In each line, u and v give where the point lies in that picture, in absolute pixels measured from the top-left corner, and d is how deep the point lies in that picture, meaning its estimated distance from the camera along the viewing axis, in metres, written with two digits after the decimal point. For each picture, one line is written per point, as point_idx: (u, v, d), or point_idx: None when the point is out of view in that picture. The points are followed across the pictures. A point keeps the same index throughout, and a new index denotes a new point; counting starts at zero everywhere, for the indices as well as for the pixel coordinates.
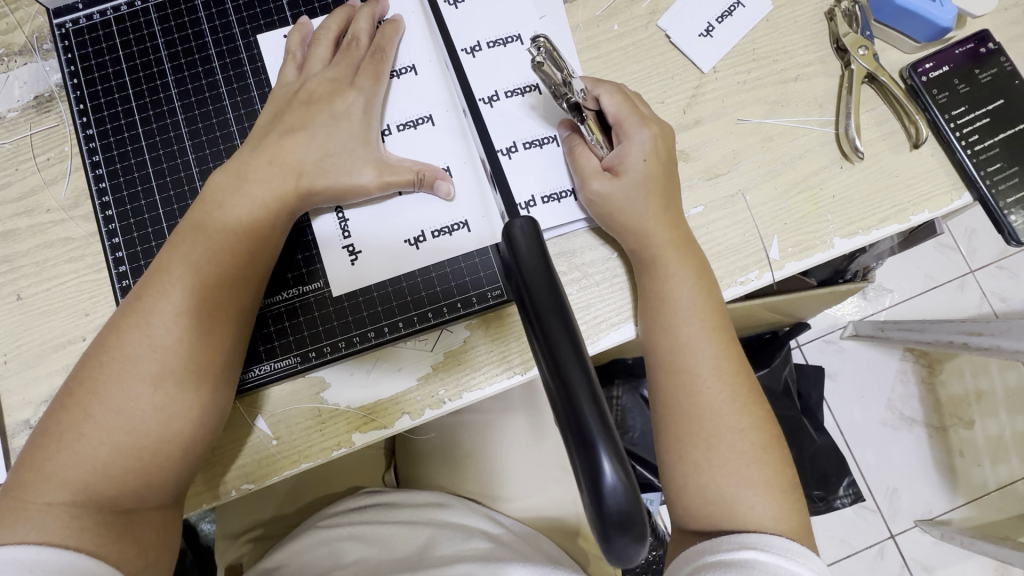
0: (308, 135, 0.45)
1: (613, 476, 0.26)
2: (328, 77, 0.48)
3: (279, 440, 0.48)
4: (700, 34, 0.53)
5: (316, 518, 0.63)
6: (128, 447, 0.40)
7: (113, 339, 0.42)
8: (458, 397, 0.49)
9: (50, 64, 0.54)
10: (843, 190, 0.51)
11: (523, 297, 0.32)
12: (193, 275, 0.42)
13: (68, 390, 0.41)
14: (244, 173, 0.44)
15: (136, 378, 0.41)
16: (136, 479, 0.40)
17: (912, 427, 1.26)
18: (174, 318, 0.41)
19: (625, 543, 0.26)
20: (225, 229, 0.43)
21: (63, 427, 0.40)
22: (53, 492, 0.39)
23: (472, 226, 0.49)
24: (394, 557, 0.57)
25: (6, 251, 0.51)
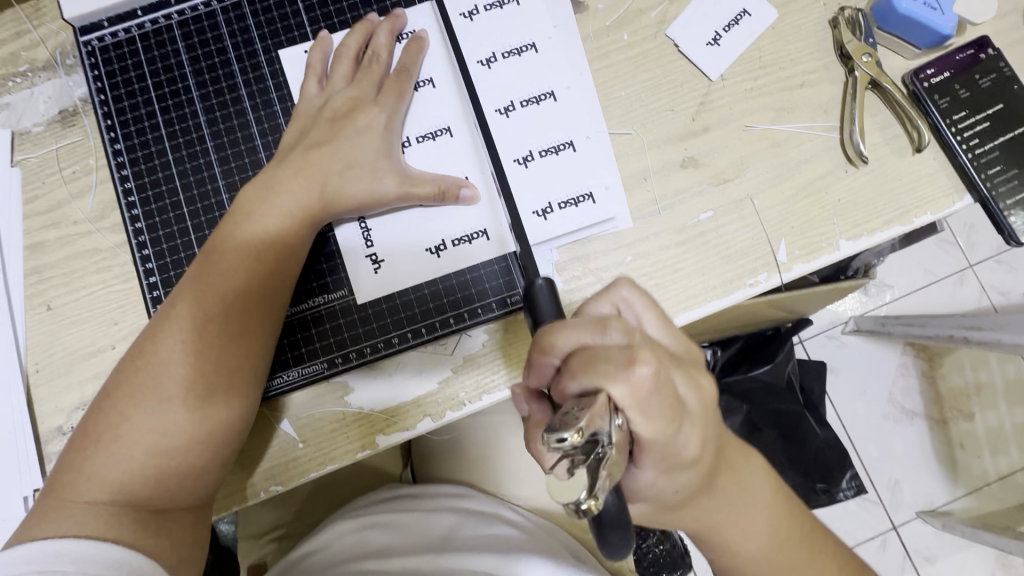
0: (333, 149, 0.47)
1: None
2: (351, 92, 0.49)
3: (306, 443, 0.50)
4: (707, 43, 0.55)
5: (347, 508, 0.67)
6: (161, 449, 0.42)
7: (147, 344, 0.43)
8: (479, 398, 0.51)
9: (73, 79, 0.55)
10: (848, 194, 0.53)
11: None
12: (222, 283, 0.44)
13: (104, 393, 0.43)
14: (271, 186, 0.46)
15: (168, 381, 0.42)
16: (170, 478, 0.42)
17: (913, 420, 1.28)
18: (204, 323, 0.43)
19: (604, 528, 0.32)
20: (254, 238, 0.45)
21: (100, 430, 0.42)
22: (92, 491, 0.40)
23: (491, 233, 0.50)
24: (421, 539, 0.60)
25: (36, 263, 0.53)
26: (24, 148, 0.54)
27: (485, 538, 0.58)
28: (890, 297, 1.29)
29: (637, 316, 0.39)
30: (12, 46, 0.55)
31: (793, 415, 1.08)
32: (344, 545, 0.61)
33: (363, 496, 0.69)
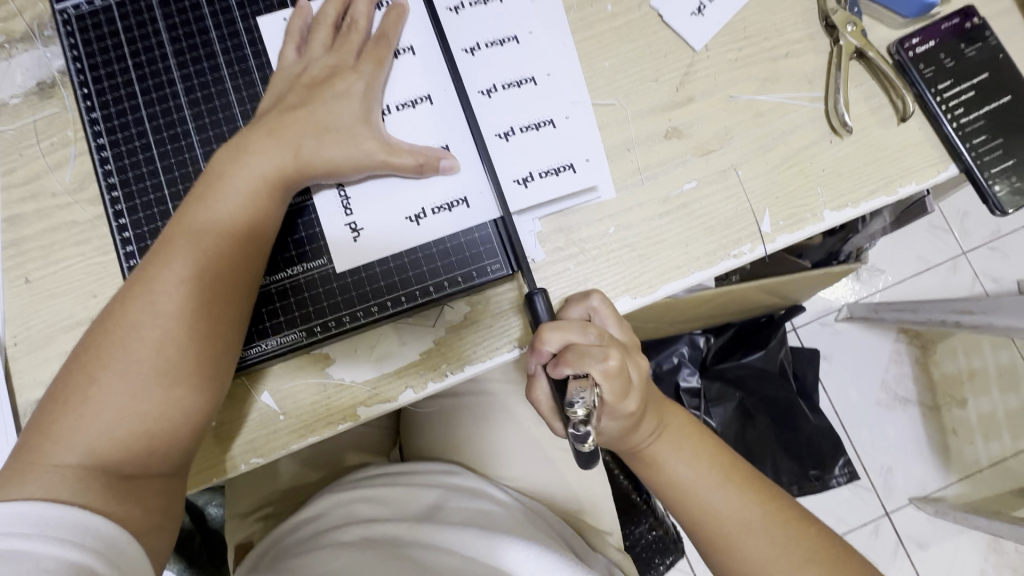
0: (310, 113, 0.46)
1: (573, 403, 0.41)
2: (329, 58, 0.49)
3: (286, 415, 0.50)
4: (692, 13, 0.54)
5: (333, 485, 0.66)
6: (133, 412, 0.41)
7: (118, 306, 0.43)
8: (461, 369, 0.50)
9: (51, 51, 0.55)
10: (833, 164, 0.52)
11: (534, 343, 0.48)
12: (198, 246, 0.43)
13: (75, 356, 0.42)
14: (246, 150, 0.45)
15: (140, 344, 0.42)
16: (141, 441, 0.41)
17: (905, 406, 1.28)
18: (176, 286, 0.42)
19: None
20: (229, 204, 0.44)
21: (70, 393, 0.41)
22: (61, 454, 0.40)
23: (471, 202, 0.50)
24: (405, 512, 0.59)
25: (13, 236, 0.52)
26: (1, 120, 0.54)
27: (470, 515, 0.58)
28: (883, 283, 1.29)
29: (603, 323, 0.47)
30: None
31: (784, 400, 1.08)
32: (327, 518, 0.60)
33: (353, 471, 0.68)
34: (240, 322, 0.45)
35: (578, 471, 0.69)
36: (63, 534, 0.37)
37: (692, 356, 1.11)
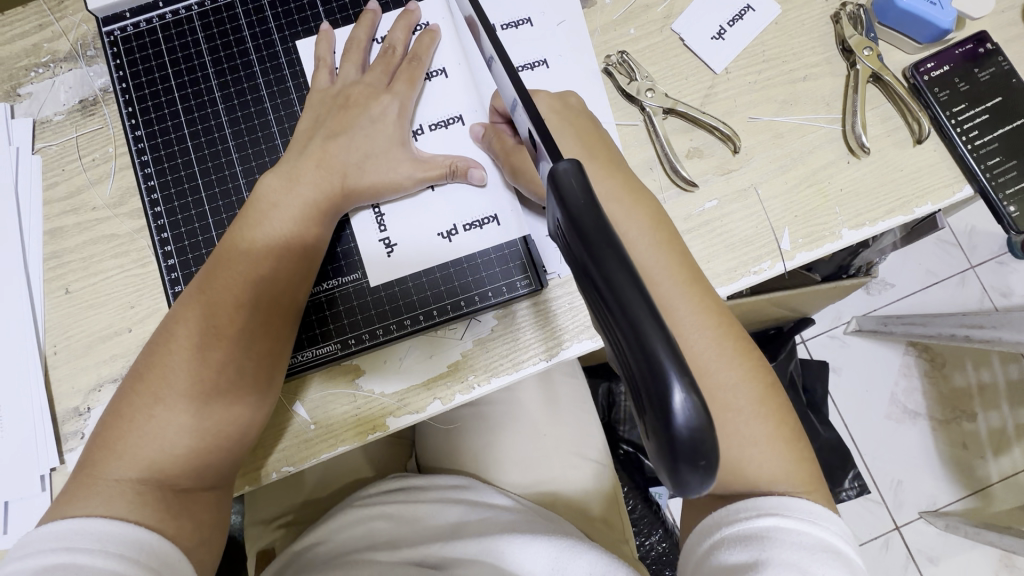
0: (350, 138, 0.49)
1: (685, 406, 0.23)
2: (363, 82, 0.51)
3: (317, 425, 0.51)
4: (712, 37, 0.56)
5: (351, 499, 0.66)
6: (195, 428, 0.43)
7: (177, 328, 0.44)
8: (487, 381, 0.52)
9: (93, 70, 0.57)
10: (850, 184, 0.54)
11: (592, 286, 0.27)
12: (254, 266, 0.46)
13: (137, 374, 0.44)
14: (294, 175, 0.48)
15: (199, 365, 0.43)
16: (199, 458, 0.43)
17: (915, 419, 1.28)
18: (235, 310, 0.44)
19: (693, 479, 0.25)
20: (280, 232, 0.46)
21: (133, 409, 0.43)
22: (124, 469, 0.42)
23: (501, 219, 0.51)
24: (428, 531, 0.59)
25: (55, 248, 0.54)
26: (45, 136, 0.56)
27: (493, 526, 0.58)
28: (892, 296, 1.30)
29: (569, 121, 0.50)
30: (35, 38, 0.57)
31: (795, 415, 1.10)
32: (350, 536, 0.61)
33: (367, 486, 0.68)
34: (289, 339, 0.47)
35: (596, 481, 0.70)
36: (122, 550, 0.38)
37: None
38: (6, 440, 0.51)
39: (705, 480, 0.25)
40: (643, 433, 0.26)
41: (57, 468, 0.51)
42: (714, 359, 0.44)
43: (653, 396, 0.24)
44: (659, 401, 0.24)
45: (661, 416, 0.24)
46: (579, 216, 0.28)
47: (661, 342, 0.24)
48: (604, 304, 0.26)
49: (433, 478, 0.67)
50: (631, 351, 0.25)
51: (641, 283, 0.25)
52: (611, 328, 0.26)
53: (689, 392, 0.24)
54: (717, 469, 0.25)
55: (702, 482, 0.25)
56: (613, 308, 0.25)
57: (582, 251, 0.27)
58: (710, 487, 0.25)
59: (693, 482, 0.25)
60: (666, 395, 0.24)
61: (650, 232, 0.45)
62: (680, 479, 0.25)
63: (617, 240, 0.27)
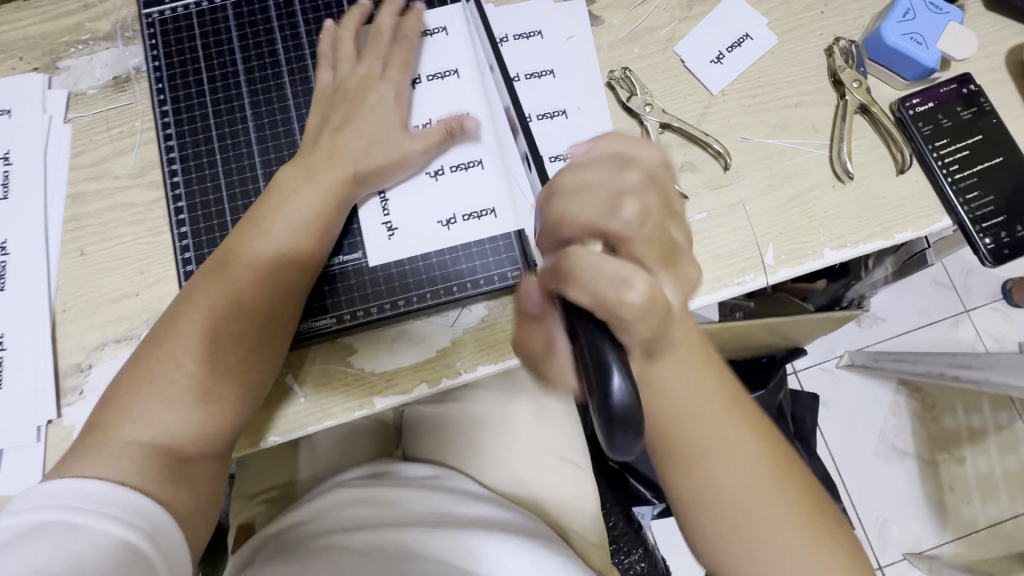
0: (353, 127, 0.52)
1: (619, 385, 0.31)
2: (358, 73, 0.54)
3: (307, 397, 0.53)
4: (711, 61, 0.59)
5: (334, 483, 0.68)
6: (200, 399, 0.45)
7: (194, 301, 0.47)
8: (474, 368, 0.54)
9: (129, 50, 0.61)
10: (835, 207, 0.56)
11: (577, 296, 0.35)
12: (265, 271, 0.48)
13: (152, 344, 0.47)
14: (308, 168, 0.51)
15: (211, 337, 0.46)
16: (200, 428, 0.45)
17: (903, 459, 1.28)
18: (250, 286, 0.48)
19: (623, 439, 0.31)
20: (296, 216, 0.49)
21: (143, 376, 0.45)
22: (129, 434, 0.44)
23: (499, 213, 0.54)
24: (408, 516, 0.60)
25: (76, 211, 0.57)
26: (78, 107, 0.59)
27: (474, 519, 0.59)
28: (885, 332, 1.31)
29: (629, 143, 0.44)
30: (79, 17, 0.61)
31: None
32: (326, 520, 0.61)
33: (351, 471, 0.70)
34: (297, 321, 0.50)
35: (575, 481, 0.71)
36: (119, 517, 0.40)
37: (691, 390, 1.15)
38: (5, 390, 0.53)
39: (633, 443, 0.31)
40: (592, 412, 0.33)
41: (54, 421, 0.53)
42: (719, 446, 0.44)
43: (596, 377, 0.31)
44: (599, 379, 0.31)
45: (603, 393, 0.31)
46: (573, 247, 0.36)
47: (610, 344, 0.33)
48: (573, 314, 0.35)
49: (412, 469, 0.69)
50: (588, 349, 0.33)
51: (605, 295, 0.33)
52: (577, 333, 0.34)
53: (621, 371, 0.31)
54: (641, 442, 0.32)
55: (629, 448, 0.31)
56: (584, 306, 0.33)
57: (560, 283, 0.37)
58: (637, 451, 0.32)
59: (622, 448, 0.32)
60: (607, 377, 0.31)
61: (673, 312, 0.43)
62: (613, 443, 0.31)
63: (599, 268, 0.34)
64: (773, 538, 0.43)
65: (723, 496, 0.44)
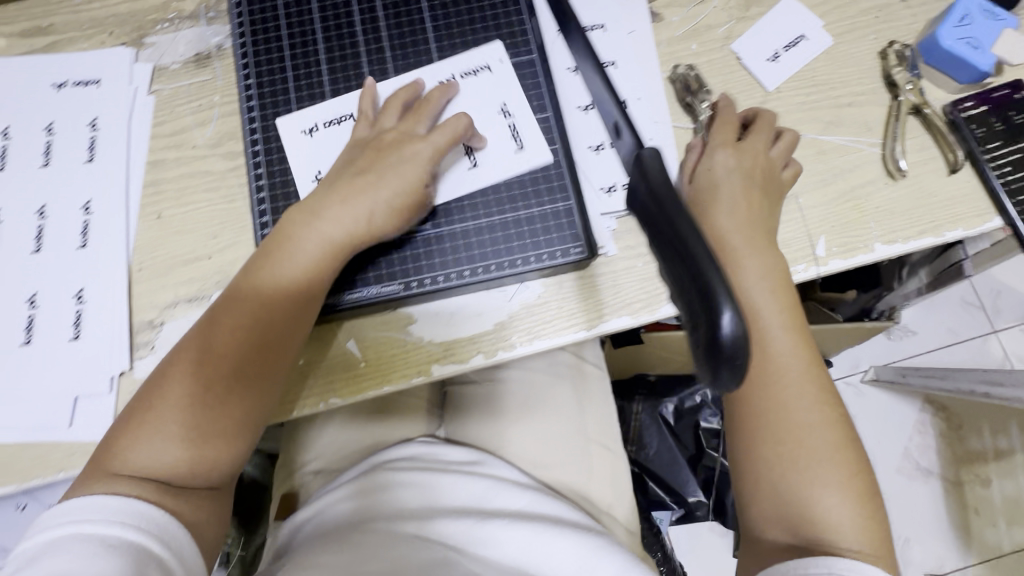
0: (375, 177, 0.51)
1: (730, 319, 0.25)
2: (398, 128, 0.54)
3: (367, 362, 0.55)
4: (768, 59, 0.61)
5: (371, 462, 0.68)
6: (196, 427, 0.46)
7: (201, 329, 0.49)
8: (529, 342, 0.55)
9: (211, 29, 0.64)
10: (886, 204, 0.58)
11: (649, 219, 0.31)
12: (246, 309, 0.49)
13: (159, 373, 0.48)
14: (319, 212, 0.51)
15: (212, 365, 0.47)
16: (197, 453, 0.47)
17: (927, 477, 1.27)
18: (248, 316, 0.49)
19: (727, 378, 0.26)
20: (302, 253, 0.50)
21: (147, 405, 0.47)
22: (128, 461, 0.45)
23: (567, 193, 0.55)
24: (451, 502, 0.61)
25: (154, 177, 0.60)
26: (162, 80, 0.63)
27: (517, 508, 0.60)
28: (913, 348, 1.31)
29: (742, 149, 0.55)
30: None
31: None
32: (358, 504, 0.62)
33: (387, 450, 0.70)
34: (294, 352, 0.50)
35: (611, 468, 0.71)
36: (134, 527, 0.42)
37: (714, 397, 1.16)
38: (82, 341, 0.56)
39: (735, 382, 0.27)
40: (687, 348, 0.28)
41: (125, 373, 0.56)
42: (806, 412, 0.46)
43: (701, 309, 0.27)
44: (707, 313, 0.26)
45: (708, 332, 0.26)
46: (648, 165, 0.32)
47: (721, 282, 0.26)
48: (666, 240, 0.29)
49: (440, 450, 0.69)
50: (692, 284, 0.27)
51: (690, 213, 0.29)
52: (673, 263, 0.29)
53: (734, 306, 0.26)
54: (744, 384, 0.27)
55: (729, 387, 0.27)
56: (664, 227, 0.29)
57: (655, 207, 0.31)
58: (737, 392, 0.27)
59: (722, 386, 0.27)
60: (715, 315, 0.26)
61: (767, 277, 0.48)
62: (712, 382, 0.27)
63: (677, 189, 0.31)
64: (826, 514, 0.44)
65: (778, 410, 0.46)
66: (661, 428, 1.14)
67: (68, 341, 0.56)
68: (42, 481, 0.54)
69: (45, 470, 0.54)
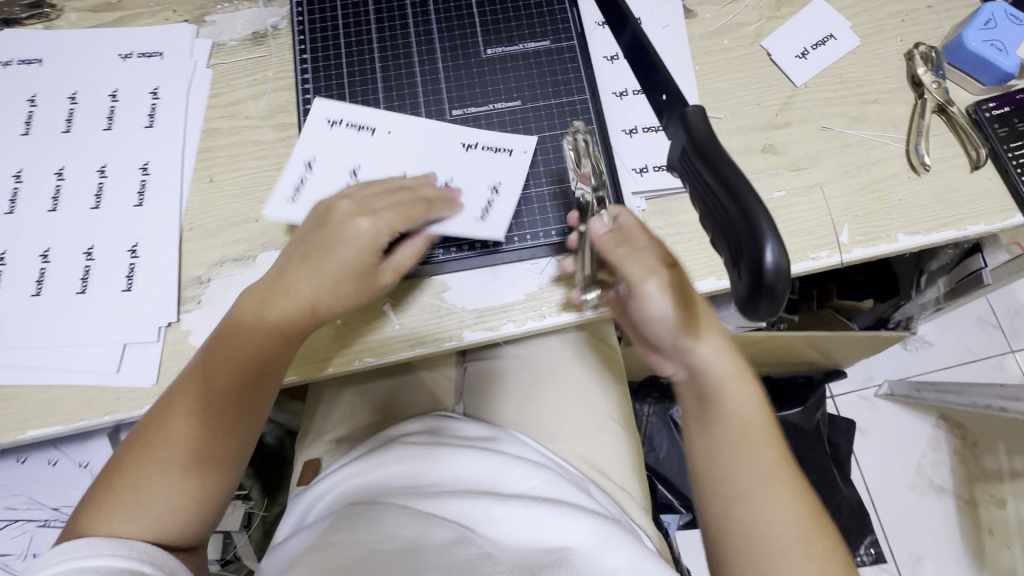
0: (318, 259, 0.50)
1: (773, 249, 0.28)
2: (348, 202, 0.51)
3: (402, 325, 0.57)
4: (796, 56, 0.64)
5: (391, 433, 0.69)
6: (177, 474, 0.48)
7: (178, 386, 0.50)
8: (559, 313, 0.57)
9: (268, 10, 0.68)
10: (909, 196, 0.60)
11: (690, 166, 0.34)
12: (239, 376, 0.50)
13: (138, 432, 0.49)
14: (266, 296, 0.51)
15: (189, 415, 0.49)
16: (182, 498, 0.48)
17: (940, 495, 1.25)
18: (224, 369, 0.50)
19: (764, 302, 0.29)
20: (269, 317, 0.50)
21: (130, 459, 0.48)
22: (115, 512, 0.47)
23: (603, 172, 0.58)
24: (464, 480, 0.61)
25: (208, 144, 0.64)
26: (220, 56, 0.67)
27: (531, 488, 0.60)
28: (929, 362, 1.30)
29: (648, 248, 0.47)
30: None
31: (819, 467, 1.09)
32: (372, 477, 0.62)
33: (407, 422, 0.70)
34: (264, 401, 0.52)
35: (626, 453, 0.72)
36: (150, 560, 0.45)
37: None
38: (134, 292, 0.59)
39: (773, 309, 0.29)
40: (727, 280, 0.31)
41: (172, 324, 0.58)
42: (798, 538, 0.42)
43: (745, 241, 0.29)
44: (751, 245, 0.29)
45: (751, 263, 0.28)
46: (690, 121, 0.35)
47: (763, 217, 0.29)
48: (709, 185, 0.32)
49: (450, 424, 0.68)
50: (733, 219, 0.30)
51: (730, 156, 0.32)
52: (715, 205, 0.31)
53: (777, 239, 0.28)
54: (780, 312, 0.30)
55: (767, 314, 0.30)
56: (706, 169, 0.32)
57: (698, 158, 0.33)
58: (770, 318, 0.30)
59: (759, 314, 0.30)
60: (759, 246, 0.28)
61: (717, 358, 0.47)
62: (751, 311, 0.30)
63: (717, 139, 0.34)
64: None
65: (772, 526, 0.42)
66: (670, 430, 1.15)
67: (121, 291, 0.59)
68: (90, 424, 0.56)
69: (92, 413, 0.56)
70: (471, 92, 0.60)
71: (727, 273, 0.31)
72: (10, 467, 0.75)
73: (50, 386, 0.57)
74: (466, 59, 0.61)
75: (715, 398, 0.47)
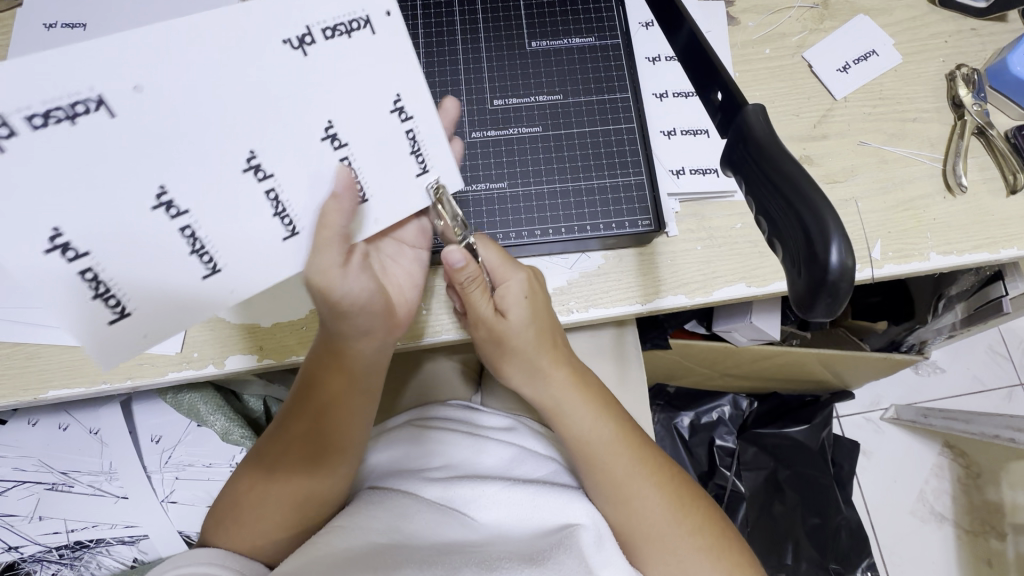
0: (347, 356, 0.50)
1: (840, 254, 0.29)
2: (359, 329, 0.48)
3: (428, 309, 0.58)
4: (838, 69, 0.64)
5: (400, 417, 0.69)
6: (285, 501, 0.52)
7: (288, 420, 0.53)
8: (586, 309, 0.57)
9: None
10: (943, 216, 0.59)
11: (750, 164, 0.34)
12: (333, 414, 0.52)
13: (261, 456, 0.54)
14: (335, 366, 0.51)
15: (297, 449, 0.52)
16: (295, 518, 0.53)
17: (941, 523, 1.23)
18: (322, 407, 0.52)
19: (823, 305, 0.30)
20: (358, 357, 0.51)
21: (252, 483, 0.53)
22: (239, 530, 0.52)
23: (642, 171, 0.58)
24: (473, 469, 0.59)
25: None
26: None
27: (548, 479, 0.58)
28: (938, 390, 1.30)
29: (490, 261, 0.52)
30: None
31: (820, 485, 1.06)
32: (387, 458, 0.62)
33: (414, 409, 0.70)
34: (353, 429, 0.54)
35: None
36: (224, 561, 0.49)
37: (732, 415, 1.17)
38: None
39: (830, 311, 0.30)
40: (786, 279, 0.32)
41: None
42: (665, 504, 0.54)
43: (814, 244, 0.29)
44: (818, 249, 0.29)
45: (816, 266, 0.29)
46: (751, 119, 0.35)
47: (830, 219, 0.29)
48: (769, 187, 0.32)
49: (454, 413, 0.68)
50: (801, 221, 0.30)
51: (795, 158, 0.33)
52: (776, 206, 0.32)
53: (845, 244, 0.29)
54: (838, 313, 0.31)
55: (824, 313, 0.31)
56: (770, 169, 0.32)
57: (759, 155, 0.33)
58: (827, 319, 0.31)
59: (817, 314, 0.31)
60: (825, 250, 0.29)
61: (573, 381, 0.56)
62: (810, 312, 0.31)
63: (779, 139, 0.34)
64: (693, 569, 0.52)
65: (645, 503, 0.54)
66: (674, 434, 1.16)
67: None
68: (109, 389, 0.57)
69: (114, 377, 0.56)
70: (512, 83, 0.60)
71: (787, 275, 0.31)
72: (20, 429, 0.73)
73: (73, 346, 0.56)
74: (510, 51, 0.61)
75: (569, 414, 0.55)
